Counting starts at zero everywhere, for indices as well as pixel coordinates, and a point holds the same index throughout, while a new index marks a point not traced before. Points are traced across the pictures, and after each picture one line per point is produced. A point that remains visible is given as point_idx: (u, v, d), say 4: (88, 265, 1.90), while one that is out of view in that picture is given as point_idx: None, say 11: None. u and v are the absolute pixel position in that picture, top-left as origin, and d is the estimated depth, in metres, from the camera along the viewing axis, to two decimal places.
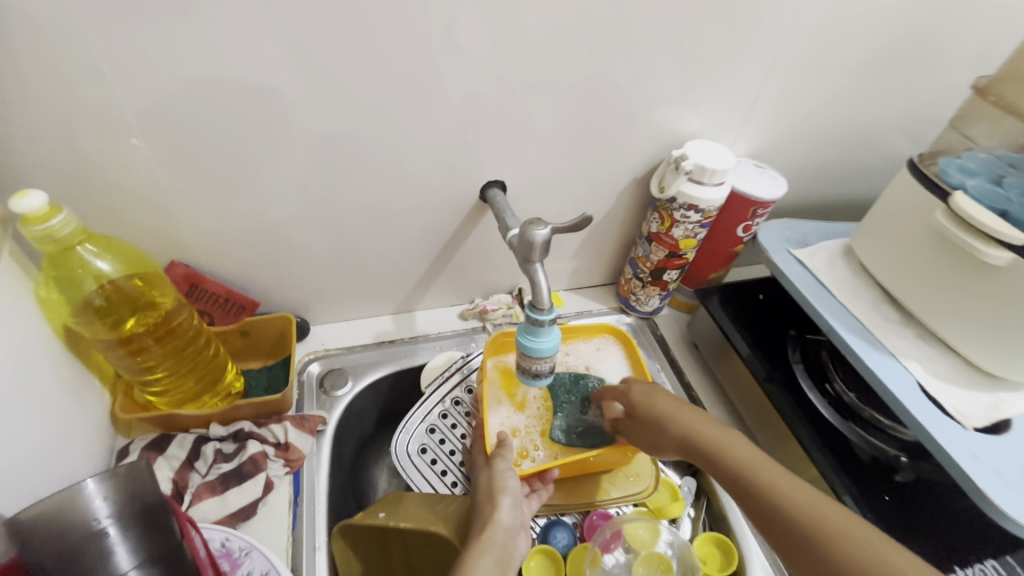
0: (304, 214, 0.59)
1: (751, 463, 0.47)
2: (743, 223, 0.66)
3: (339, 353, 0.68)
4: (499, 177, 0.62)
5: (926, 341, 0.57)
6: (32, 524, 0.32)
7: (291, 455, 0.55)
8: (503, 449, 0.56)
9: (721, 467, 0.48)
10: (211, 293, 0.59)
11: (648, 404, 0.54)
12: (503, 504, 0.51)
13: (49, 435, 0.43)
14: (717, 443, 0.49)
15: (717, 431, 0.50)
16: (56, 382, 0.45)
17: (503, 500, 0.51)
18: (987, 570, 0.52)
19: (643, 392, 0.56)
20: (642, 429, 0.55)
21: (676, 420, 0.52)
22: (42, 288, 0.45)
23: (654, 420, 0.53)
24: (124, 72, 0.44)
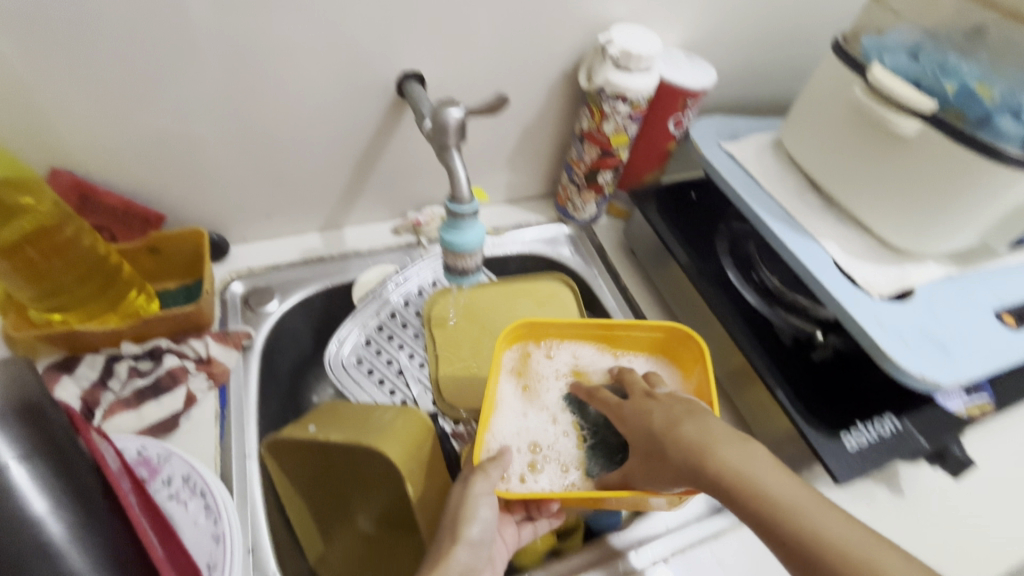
0: (203, 114, 0.54)
1: (781, 501, 0.38)
2: (674, 116, 0.65)
3: (264, 271, 0.65)
4: (417, 71, 0.58)
5: (844, 223, 0.59)
6: None
7: (213, 369, 0.53)
8: (486, 463, 0.46)
9: (738, 503, 0.39)
10: (107, 205, 0.54)
11: (643, 420, 0.47)
12: (464, 538, 0.43)
13: None
14: (735, 474, 0.40)
15: (732, 450, 0.41)
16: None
17: (467, 532, 0.43)
18: (885, 424, 0.53)
19: (634, 405, 0.48)
20: (645, 455, 0.45)
21: (677, 446, 0.42)
22: None
23: (655, 438, 0.44)
24: None
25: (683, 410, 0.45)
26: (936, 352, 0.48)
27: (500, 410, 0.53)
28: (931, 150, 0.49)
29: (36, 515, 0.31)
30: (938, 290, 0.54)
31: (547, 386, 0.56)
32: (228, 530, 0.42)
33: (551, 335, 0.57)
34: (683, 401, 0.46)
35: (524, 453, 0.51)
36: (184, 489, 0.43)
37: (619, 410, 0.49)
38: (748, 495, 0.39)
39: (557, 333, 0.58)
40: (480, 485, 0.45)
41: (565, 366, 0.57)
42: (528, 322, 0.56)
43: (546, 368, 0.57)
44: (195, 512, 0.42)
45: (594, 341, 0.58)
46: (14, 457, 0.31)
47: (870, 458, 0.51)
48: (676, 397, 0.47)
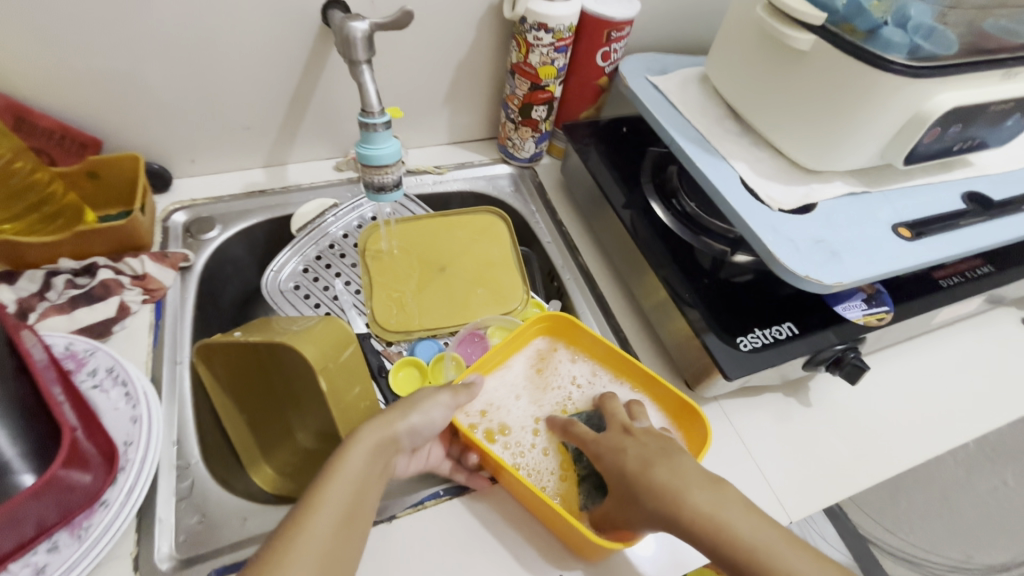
0: (131, 38, 0.55)
1: (754, 547, 0.40)
2: (601, 49, 0.67)
3: (206, 203, 0.67)
4: (340, 0, 0.59)
5: (759, 147, 0.61)
6: None
7: (149, 285, 0.56)
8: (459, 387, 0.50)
9: (711, 548, 0.41)
10: (42, 128, 0.56)
11: (617, 459, 0.47)
12: (410, 419, 0.46)
13: None
14: (708, 519, 0.41)
15: (701, 493, 0.42)
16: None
17: (413, 417, 0.47)
18: (782, 330, 0.56)
19: (612, 441, 0.48)
20: (619, 492, 0.46)
21: (650, 488, 0.44)
22: None
23: (625, 476, 0.45)
24: None
25: (657, 451, 0.46)
26: (827, 258, 0.50)
27: (500, 376, 0.57)
28: (827, 64, 0.51)
29: None
30: (839, 206, 0.56)
31: (552, 389, 0.57)
32: (146, 414, 0.45)
33: (582, 345, 0.59)
34: (658, 441, 0.47)
35: (492, 419, 0.53)
36: (107, 380, 0.46)
37: (594, 447, 0.49)
38: (723, 542, 0.40)
39: (590, 345, 0.59)
40: (437, 395, 0.49)
41: (579, 380, 0.58)
42: (574, 323, 0.58)
43: (566, 369, 0.58)
44: (116, 399, 0.45)
45: (622, 375, 0.57)
46: None
47: (761, 358, 0.54)
48: (654, 438, 0.48)
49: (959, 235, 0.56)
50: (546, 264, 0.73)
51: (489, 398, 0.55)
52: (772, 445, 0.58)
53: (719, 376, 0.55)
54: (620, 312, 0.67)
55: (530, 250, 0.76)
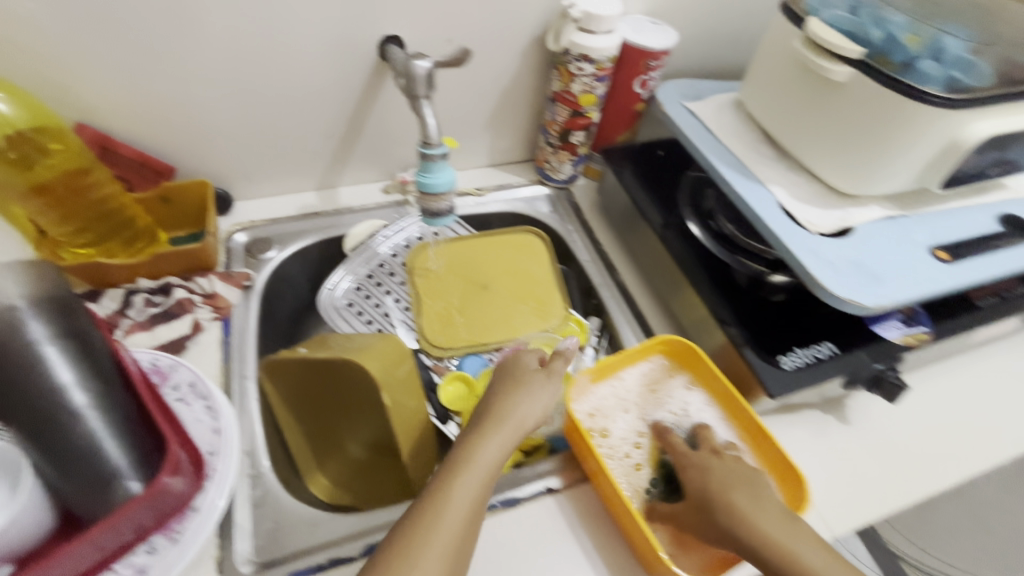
0: (207, 75, 0.60)
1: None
2: (639, 77, 0.70)
3: (265, 224, 0.71)
4: (398, 35, 0.63)
5: (795, 172, 0.63)
6: None
7: (218, 303, 0.60)
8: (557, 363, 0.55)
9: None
10: (125, 157, 0.61)
11: (701, 475, 0.49)
12: (521, 402, 0.50)
13: None
14: (779, 546, 0.43)
15: (773, 519, 0.45)
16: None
17: (524, 404, 0.50)
18: (822, 349, 0.58)
19: (700, 458, 0.50)
20: (695, 509, 0.47)
21: (727, 507, 0.46)
22: None
23: (708, 492, 0.47)
24: None
25: (742, 479, 0.48)
26: (868, 280, 0.53)
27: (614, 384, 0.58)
28: (866, 95, 0.53)
29: (62, 383, 0.37)
30: (878, 229, 0.58)
31: (665, 409, 0.57)
32: (225, 425, 0.48)
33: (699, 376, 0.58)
34: (746, 471, 0.49)
35: (597, 421, 0.56)
36: (189, 393, 0.50)
37: (683, 459, 0.51)
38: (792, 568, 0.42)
39: (706, 375, 0.58)
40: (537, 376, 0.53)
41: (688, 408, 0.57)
42: (698, 352, 0.58)
43: (679, 395, 0.58)
44: (197, 411, 0.49)
45: (735, 418, 0.56)
46: (43, 335, 0.37)
47: (807, 378, 0.55)
48: (739, 465, 0.50)
49: (998, 256, 0.57)
50: (583, 282, 0.76)
51: (600, 399, 0.57)
52: (810, 461, 0.59)
53: (763, 394, 0.57)
54: (659, 329, 0.69)
55: (567, 268, 0.79)
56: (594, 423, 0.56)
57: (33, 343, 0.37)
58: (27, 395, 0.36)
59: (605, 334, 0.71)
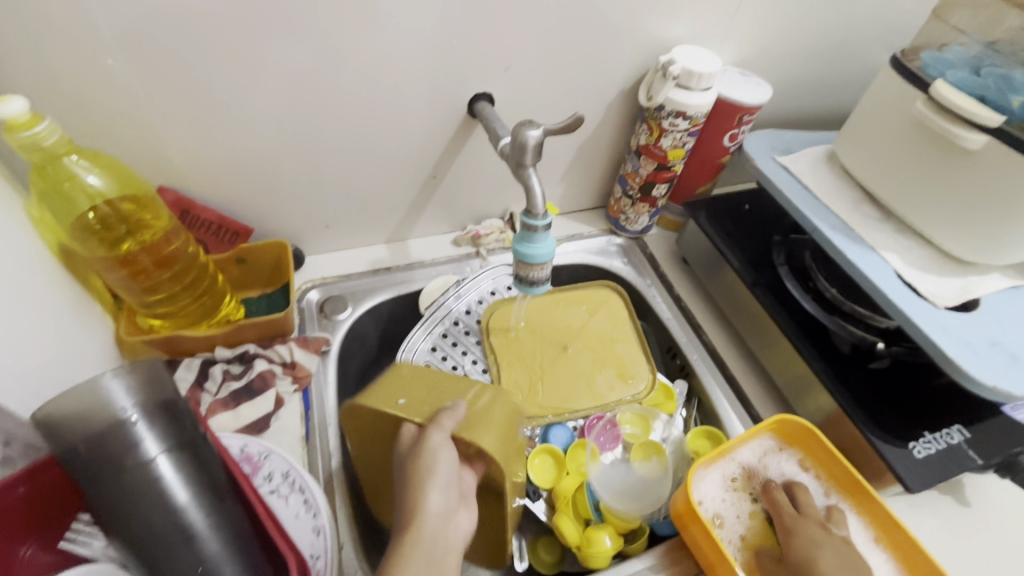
0: (292, 134, 0.58)
1: None
2: (729, 131, 0.67)
3: (336, 280, 0.68)
4: (486, 91, 0.62)
5: (907, 236, 0.59)
6: (95, 450, 0.33)
7: (298, 373, 0.57)
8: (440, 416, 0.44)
9: None
10: (204, 220, 0.58)
11: (812, 550, 0.45)
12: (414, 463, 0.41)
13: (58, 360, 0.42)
14: None
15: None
16: (65, 289, 0.45)
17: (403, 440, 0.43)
18: (953, 433, 0.54)
19: (811, 533, 0.46)
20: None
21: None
22: (34, 207, 0.43)
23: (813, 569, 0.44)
24: None
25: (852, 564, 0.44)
26: (1008, 363, 0.49)
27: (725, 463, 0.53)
28: (1000, 165, 0.50)
29: (180, 503, 0.35)
30: (1005, 301, 0.55)
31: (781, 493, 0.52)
32: (326, 524, 0.45)
33: (814, 457, 0.54)
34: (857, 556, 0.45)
35: (709, 506, 0.51)
36: (284, 485, 0.47)
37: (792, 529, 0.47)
38: None
39: (824, 458, 0.53)
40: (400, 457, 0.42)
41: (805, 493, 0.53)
42: (817, 433, 0.53)
43: (793, 474, 0.54)
44: (295, 506, 0.46)
45: (865, 513, 0.50)
46: (159, 450, 0.35)
47: (939, 466, 0.52)
48: (850, 549, 0.46)
49: None
50: (665, 340, 0.72)
51: (709, 481, 0.52)
52: (935, 550, 0.55)
53: (895, 483, 0.53)
54: (754, 396, 0.65)
55: (645, 323, 0.76)
56: (707, 509, 0.51)
57: (148, 459, 0.35)
58: (146, 517, 0.34)
59: (693, 402, 0.68)
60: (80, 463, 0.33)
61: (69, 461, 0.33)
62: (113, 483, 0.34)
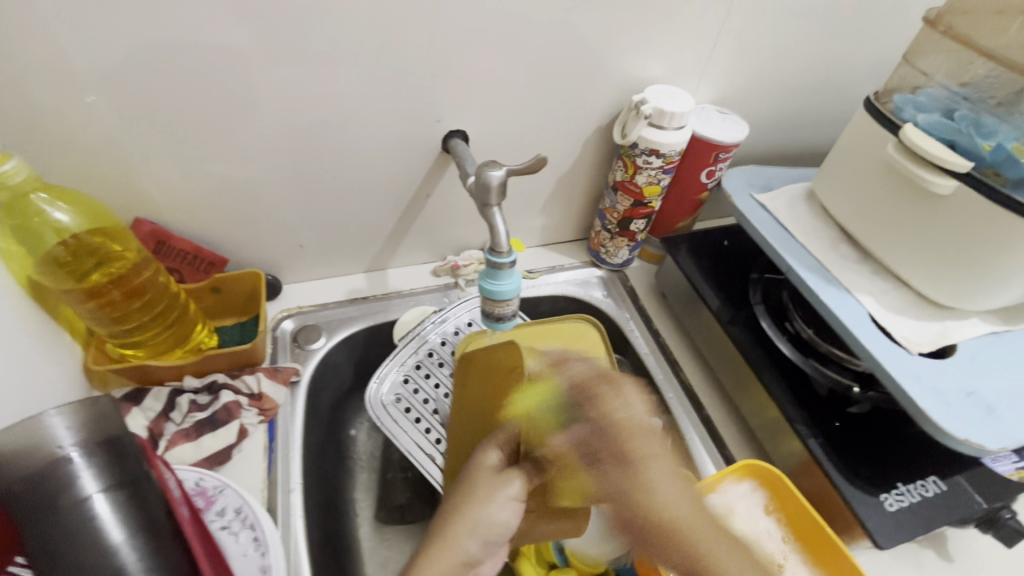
0: (269, 167, 0.59)
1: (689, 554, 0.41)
2: (706, 169, 0.67)
3: (312, 309, 0.69)
4: (461, 128, 0.63)
5: (883, 278, 0.58)
6: (30, 489, 0.34)
7: (264, 405, 0.57)
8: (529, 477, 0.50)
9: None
10: (179, 250, 0.59)
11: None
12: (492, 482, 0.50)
13: (14, 393, 0.42)
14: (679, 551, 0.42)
15: (675, 489, 0.43)
16: (30, 321, 0.46)
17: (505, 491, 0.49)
18: (928, 485, 0.53)
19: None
20: (615, 470, 0.43)
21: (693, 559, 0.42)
22: (2, 239, 0.45)
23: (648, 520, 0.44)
24: (71, 26, 0.44)
25: None
26: (985, 415, 0.48)
27: None
28: (972, 211, 0.49)
29: (113, 545, 0.34)
30: (983, 348, 0.53)
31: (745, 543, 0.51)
32: (274, 562, 0.45)
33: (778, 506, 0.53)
34: None
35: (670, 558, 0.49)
36: (235, 521, 0.46)
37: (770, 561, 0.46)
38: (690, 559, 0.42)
39: (786, 504, 0.53)
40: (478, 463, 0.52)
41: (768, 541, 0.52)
42: (782, 479, 0.53)
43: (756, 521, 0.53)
44: (245, 544, 0.45)
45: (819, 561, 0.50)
46: (96, 488, 0.35)
47: (912, 521, 0.51)
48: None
49: None
50: (642, 376, 0.71)
51: None
52: None
53: (865, 539, 0.51)
54: (729, 437, 0.64)
55: (623, 357, 0.75)
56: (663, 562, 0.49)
57: (83, 497, 0.35)
58: (75, 561, 0.33)
59: None
60: (15, 504, 0.34)
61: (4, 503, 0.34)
62: (46, 523, 0.34)
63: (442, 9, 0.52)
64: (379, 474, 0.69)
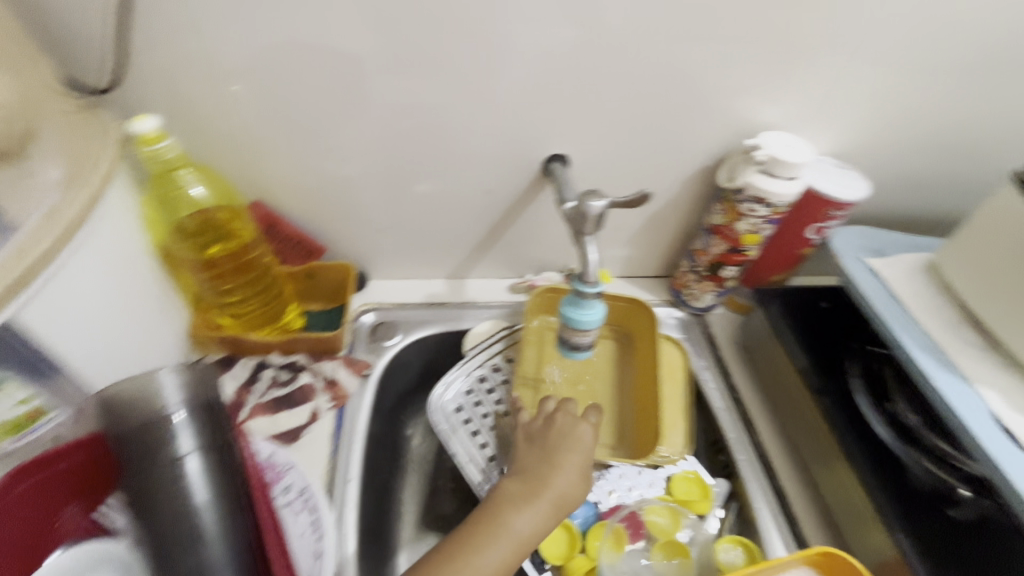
0: (375, 168, 0.62)
1: None
2: (814, 224, 0.63)
3: (392, 307, 0.71)
4: (563, 152, 0.63)
5: (1012, 373, 0.52)
6: (137, 436, 0.37)
7: (336, 392, 0.59)
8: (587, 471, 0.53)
9: None
10: (285, 235, 0.64)
11: None
12: (561, 468, 0.52)
13: (130, 342, 0.47)
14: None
15: None
16: (157, 282, 0.51)
17: (557, 492, 0.50)
18: None
19: None
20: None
21: None
22: (146, 205, 0.50)
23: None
24: (232, 25, 0.49)
25: None
26: None
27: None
28: None
29: (195, 505, 0.37)
30: None
31: None
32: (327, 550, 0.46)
33: None
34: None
35: None
36: (298, 501, 0.48)
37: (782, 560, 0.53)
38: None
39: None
40: (568, 456, 0.53)
41: None
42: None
43: None
44: (304, 524, 0.47)
45: None
46: (191, 448, 0.38)
47: None
48: None
49: None
50: (712, 433, 0.67)
51: None
52: None
53: None
54: (804, 514, 0.58)
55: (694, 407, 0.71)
56: None
57: (179, 454, 0.38)
58: (166, 509, 0.37)
59: (733, 504, 0.61)
60: (127, 447, 0.37)
61: (117, 443, 0.38)
62: (147, 471, 0.37)
63: (561, 37, 0.53)
64: (430, 479, 0.69)
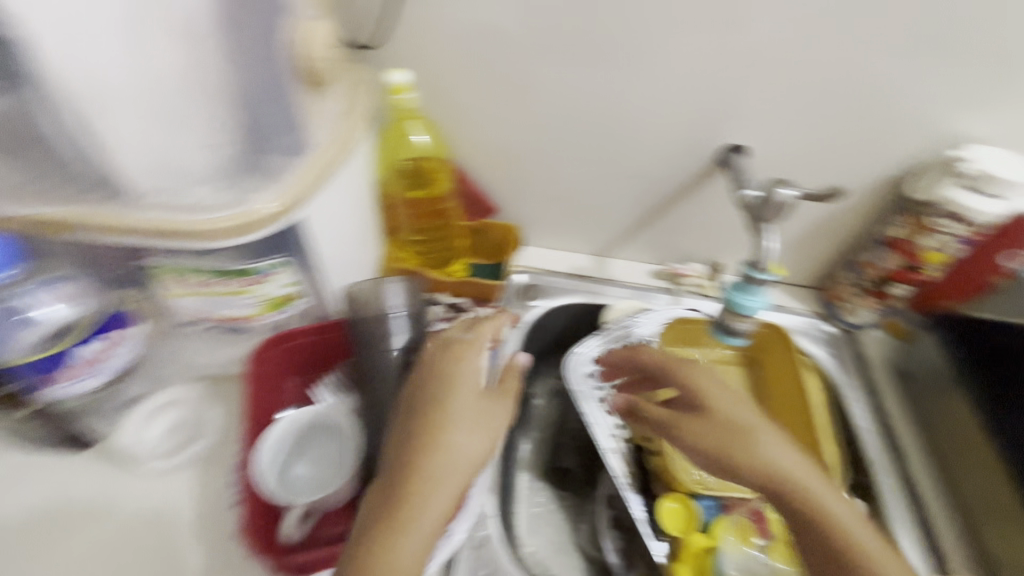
0: (555, 145, 0.67)
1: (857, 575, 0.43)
2: (1012, 251, 0.57)
3: (541, 272, 0.77)
4: (742, 143, 0.63)
5: None
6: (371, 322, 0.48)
7: (491, 335, 0.67)
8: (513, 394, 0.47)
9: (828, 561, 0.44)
10: (467, 191, 0.72)
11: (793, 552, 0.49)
12: (449, 436, 0.41)
13: (352, 263, 0.56)
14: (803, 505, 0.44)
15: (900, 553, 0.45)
16: (372, 214, 0.60)
17: (441, 463, 0.40)
18: None
19: None
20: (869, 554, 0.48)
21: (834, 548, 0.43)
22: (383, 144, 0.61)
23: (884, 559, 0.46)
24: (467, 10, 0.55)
25: None
26: None
27: None
28: None
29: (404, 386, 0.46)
30: None
31: None
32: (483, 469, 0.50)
33: None
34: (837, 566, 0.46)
35: None
36: None
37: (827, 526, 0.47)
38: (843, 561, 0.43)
39: None
40: (456, 437, 0.42)
41: None
42: None
43: None
44: None
45: None
46: (404, 342, 0.47)
47: None
48: None
49: None
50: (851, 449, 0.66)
51: None
52: None
53: None
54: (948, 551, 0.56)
55: None
56: None
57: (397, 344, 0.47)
58: None
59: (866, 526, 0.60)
60: (363, 330, 0.48)
61: (356, 327, 0.49)
62: (375, 352, 0.47)
63: (772, 36, 0.54)
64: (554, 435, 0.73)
